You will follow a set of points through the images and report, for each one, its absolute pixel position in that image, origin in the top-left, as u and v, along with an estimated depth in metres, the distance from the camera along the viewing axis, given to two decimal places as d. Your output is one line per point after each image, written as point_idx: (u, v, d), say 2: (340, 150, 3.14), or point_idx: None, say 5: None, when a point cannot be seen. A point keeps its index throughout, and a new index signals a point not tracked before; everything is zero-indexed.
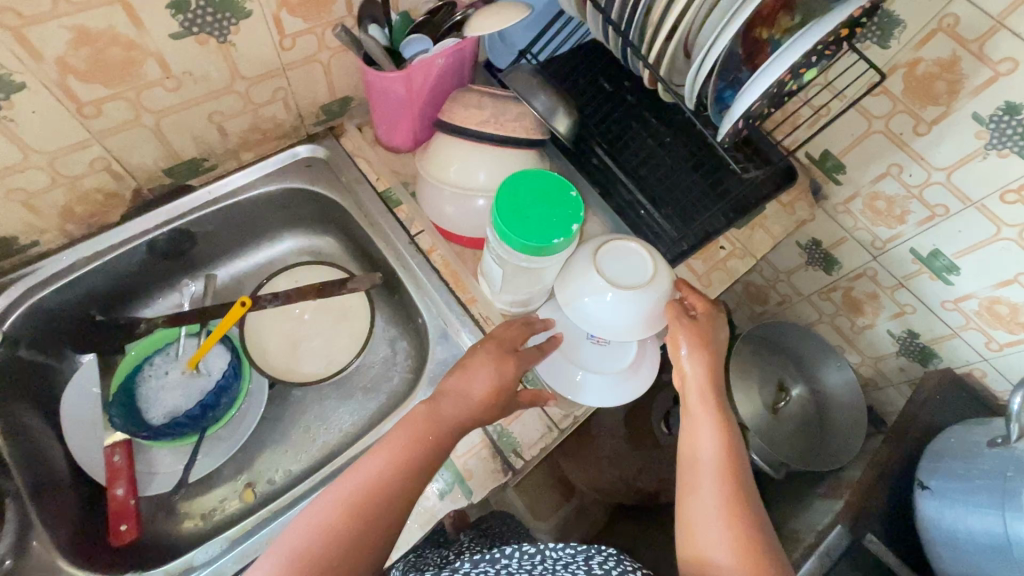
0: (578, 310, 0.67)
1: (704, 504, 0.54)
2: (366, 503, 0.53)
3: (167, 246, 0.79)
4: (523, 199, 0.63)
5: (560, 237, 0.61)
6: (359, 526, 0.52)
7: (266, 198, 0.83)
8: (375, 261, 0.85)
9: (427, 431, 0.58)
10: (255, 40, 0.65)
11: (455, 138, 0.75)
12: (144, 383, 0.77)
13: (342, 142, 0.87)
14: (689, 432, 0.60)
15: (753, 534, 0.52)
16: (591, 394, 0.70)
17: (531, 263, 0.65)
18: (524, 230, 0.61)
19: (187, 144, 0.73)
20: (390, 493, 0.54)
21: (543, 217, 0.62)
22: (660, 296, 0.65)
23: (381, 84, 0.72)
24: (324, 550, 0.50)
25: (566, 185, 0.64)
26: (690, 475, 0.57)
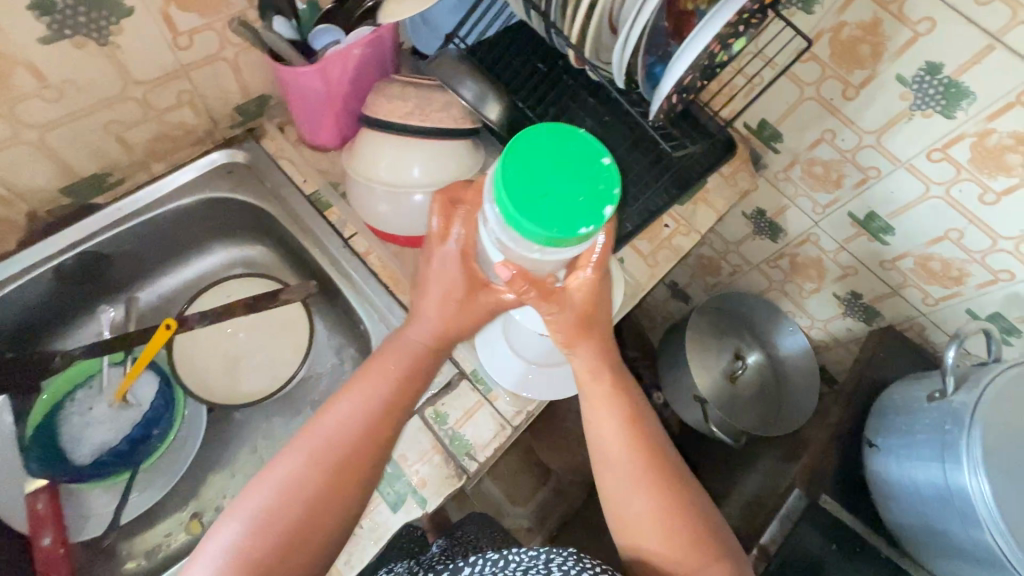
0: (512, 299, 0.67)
1: (622, 485, 0.54)
2: (333, 454, 0.51)
3: (76, 270, 0.72)
4: (537, 167, 0.46)
5: (582, 226, 0.45)
6: (330, 477, 0.50)
7: (184, 211, 0.77)
8: (310, 267, 0.81)
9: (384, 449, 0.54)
10: (144, 40, 0.60)
11: (382, 134, 0.71)
12: (66, 422, 0.73)
13: (263, 144, 0.81)
14: (590, 415, 0.57)
15: (673, 502, 0.53)
16: (551, 388, 0.69)
17: (547, 256, 0.49)
18: (540, 213, 0.44)
19: (84, 159, 0.66)
20: (358, 441, 0.52)
21: (567, 197, 0.45)
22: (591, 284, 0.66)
23: (295, 80, 0.67)
24: (295, 510, 0.48)
25: (593, 150, 0.46)
26: (603, 458, 0.56)
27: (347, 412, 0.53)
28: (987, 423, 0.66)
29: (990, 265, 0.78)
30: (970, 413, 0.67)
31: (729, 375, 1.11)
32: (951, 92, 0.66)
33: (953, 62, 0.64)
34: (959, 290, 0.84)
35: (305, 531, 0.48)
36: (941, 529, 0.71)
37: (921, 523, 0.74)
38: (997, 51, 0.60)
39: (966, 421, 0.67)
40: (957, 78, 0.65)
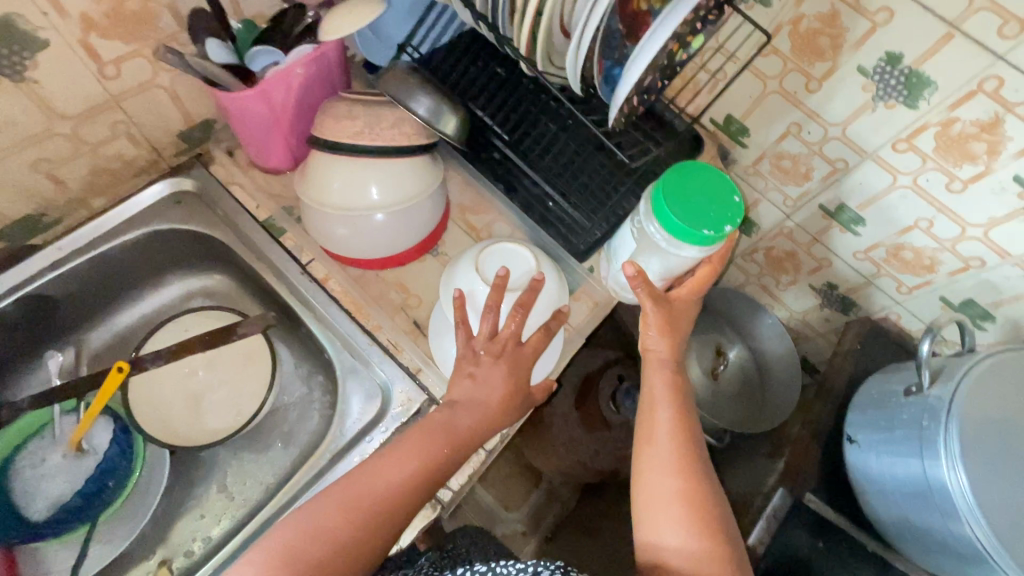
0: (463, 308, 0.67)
1: (659, 459, 0.57)
2: (367, 502, 0.54)
3: (20, 316, 0.69)
4: (687, 188, 0.62)
5: (711, 229, 0.61)
6: (361, 525, 0.53)
7: (131, 247, 0.73)
8: (270, 295, 0.78)
9: (362, 501, 0.54)
10: (65, 73, 0.56)
11: (332, 155, 0.68)
12: (18, 477, 0.69)
13: (212, 169, 0.77)
14: (650, 394, 0.62)
15: (700, 485, 0.55)
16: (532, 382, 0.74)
17: (671, 250, 0.65)
18: (683, 214, 0.61)
19: (14, 200, 0.63)
20: (393, 496, 0.56)
21: (702, 209, 0.61)
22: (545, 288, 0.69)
23: (236, 105, 0.64)
24: (318, 550, 0.51)
25: (732, 188, 0.63)
26: (650, 434, 0.59)
27: (384, 463, 0.57)
28: (964, 418, 0.66)
29: (960, 253, 0.77)
30: (946, 409, 0.66)
31: (711, 371, 1.12)
32: (913, 82, 0.65)
33: (913, 52, 0.62)
34: (931, 278, 0.84)
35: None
36: (924, 524, 0.70)
37: (903, 518, 0.73)
38: (956, 39, 0.59)
39: (942, 416, 0.66)
40: (917, 68, 0.63)
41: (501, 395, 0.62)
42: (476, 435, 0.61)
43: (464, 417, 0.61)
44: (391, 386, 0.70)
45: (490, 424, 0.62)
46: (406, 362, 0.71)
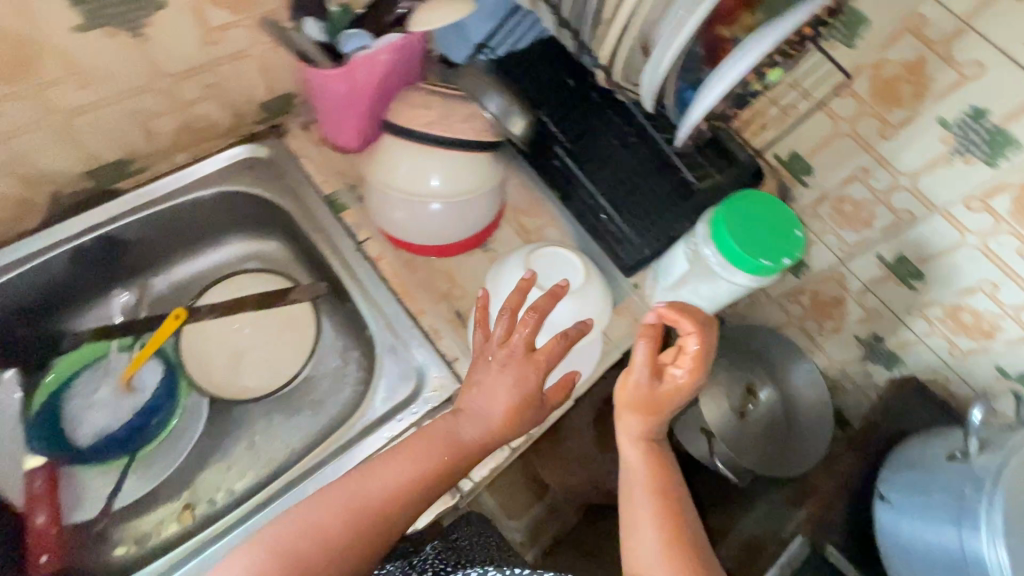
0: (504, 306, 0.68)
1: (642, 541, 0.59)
2: (370, 501, 0.58)
3: (96, 253, 0.73)
4: (750, 216, 0.62)
5: (770, 259, 0.61)
6: (360, 522, 0.57)
7: (202, 203, 0.78)
8: (322, 267, 0.80)
9: (361, 505, 0.58)
10: (174, 34, 0.60)
11: (402, 141, 0.71)
12: (69, 403, 0.73)
13: (286, 140, 0.80)
14: (632, 473, 0.64)
15: (681, 529, 0.60)
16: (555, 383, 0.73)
17: (724, 274, 0.65)
18: (744, 240, 0.61)
19: (109, 146, 0.68)
20: (394, 499, 0.59)
21: (764, 238, 0.61)
22: (585, 297, 0.70)
23: (322, 82, 0.68)
24: (317, 546, 0.55)
25: (795, 222, 0.62)
26: (633, 515, 0.61)
27: (384, 470, 0.60)
28: (1011, 492, 0.63)
29: None
30: (993, 480, 0.64)
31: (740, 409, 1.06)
32: (996, 141, 0.63)
33: (1000, 109, 0.61)
34: (989, 345, 0.80)
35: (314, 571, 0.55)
36: None
37: None
38: None
39: (987, 487, 0.64)
40: (1003, 127, 0.62)
41: (507, 408, 0.61)
42: (505, 427, 0.62)
43: (472, 425, 0.62)
44: (426, 370, 0.71)
45: (493, 437, 0.62)
46: (444, 349, 0.73)
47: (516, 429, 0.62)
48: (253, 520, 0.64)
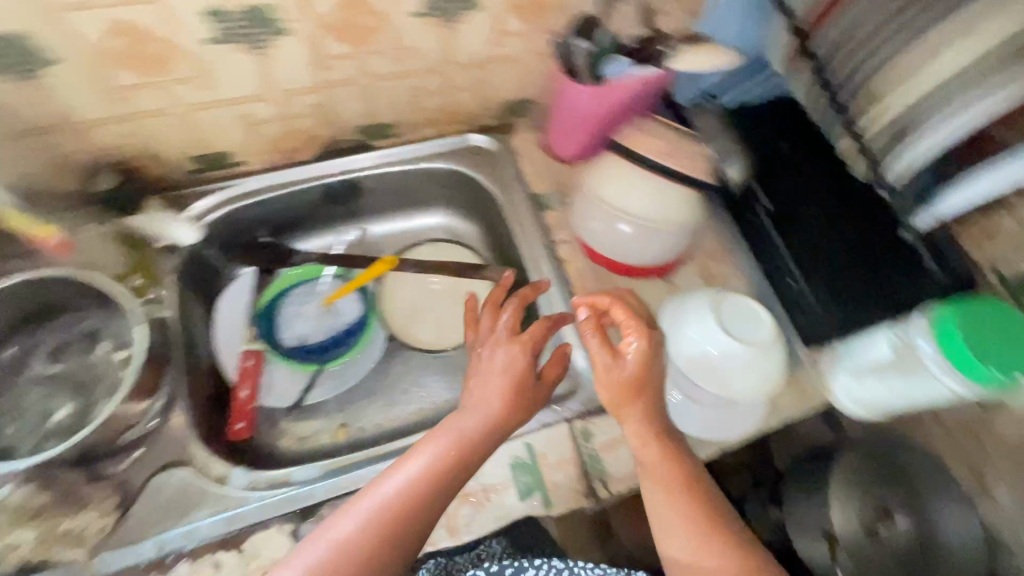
0: (677, 335, 0.71)
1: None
2: (392, 511, 0.55)
3: (336, 191, 0.86)
4: (988, 324, 0.58)
5: (1005, 372, 0.56)
6: (390, 529, 0.54)
7: (432, 173, 0.88)
8: (508, 254, 0.88)
9: (384, 518, 0.55)
10: (477, 31, 0.70)
11: (625, 162, 0.76)
12: (285, 307, 0.85)
13: (511, 139, 0.90)
14: (664, 499, 0.59)
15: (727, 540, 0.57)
16: (692, 423, 0.72)
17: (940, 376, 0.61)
18: (977, 345, 0.57)
19: (386, 109, 0.79)
20: (418, 500, 0.56)
21: (1002, 349, 0.57)
22: (758, 355, 0.67)
23: (572, 95, 0.75)
24: (353, 560, 0.53)
25: None
26: (685, 553, 0.57)
27: (400, 478, 0.57)
28: None
29: None
30: None
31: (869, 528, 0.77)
32: None
33: None
34: None
35: None
36: None
37: None
38: None
39: None
40: None
41: (502, 392, 0.62)
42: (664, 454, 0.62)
43: (472, 418, 0.61)
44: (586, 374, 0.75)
45: (503, 422, 0.62)
46: None
47: (527, 405, 0.64)
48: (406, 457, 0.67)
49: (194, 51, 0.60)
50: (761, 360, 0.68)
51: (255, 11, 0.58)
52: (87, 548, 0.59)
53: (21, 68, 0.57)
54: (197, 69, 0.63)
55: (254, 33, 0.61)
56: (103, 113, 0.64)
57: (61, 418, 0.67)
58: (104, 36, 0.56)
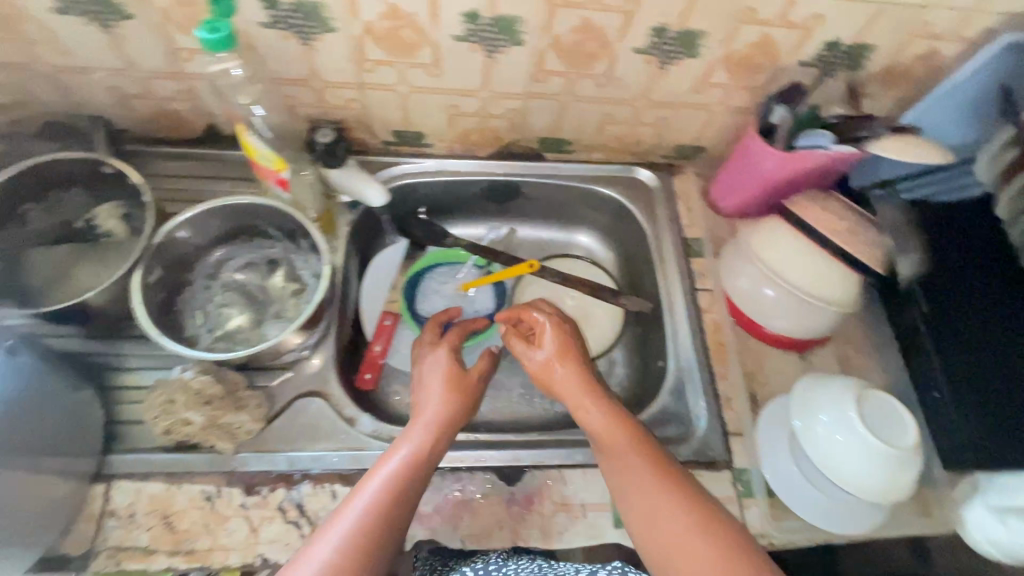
0: (807, 415, 0.70)
1: (681, 534, 0.53)
2: (370, 518, 0.53)
3: (499, 191, 0.92)
4: None
5: None
6: (373, 535, 0.52)
7: (590, 194, 0.92)
8: (642, 288, 0.90)
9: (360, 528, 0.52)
10: (684, 76, 0.73)
11: (792, 231, 0.76)
12: (426, 282, 0.91)
13: (674, 180, 0.92)
14: (625, 472, 0.59)
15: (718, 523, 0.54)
16: (803, 506, 0.70)
17: None
18: None
19: (570, 128, 0.84)
20: (393, 499, 0.55)
21: None
22: (890, 460, 0.65)
23: (757, 154, 0.76)
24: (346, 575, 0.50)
25: None
26: (651, 513, 0.56)
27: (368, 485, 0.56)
28: None
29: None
30: None
31: None
32: None
33: None
34: None
35: None
36: None
37: None
38: None
39: None
40: None
41: (455, 396, 0.65)
42: None
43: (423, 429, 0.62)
44: (701, 426, 0.75)
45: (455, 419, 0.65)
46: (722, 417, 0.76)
47: (469, 393, 0.67)
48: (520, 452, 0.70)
49: (440, 45, 0.68)
50: (893, 467, 0.65)
51: (503, 21, 0.65)
52: (235, 444, 0.67)
53: (305, 32, 0.65)
54: (435, 59, 0.70)
55: (494, 40, 0.67)
56: (343, 79, 0.73)
57: (236, 326, 0.75)
58: (376, 18, 0.64)
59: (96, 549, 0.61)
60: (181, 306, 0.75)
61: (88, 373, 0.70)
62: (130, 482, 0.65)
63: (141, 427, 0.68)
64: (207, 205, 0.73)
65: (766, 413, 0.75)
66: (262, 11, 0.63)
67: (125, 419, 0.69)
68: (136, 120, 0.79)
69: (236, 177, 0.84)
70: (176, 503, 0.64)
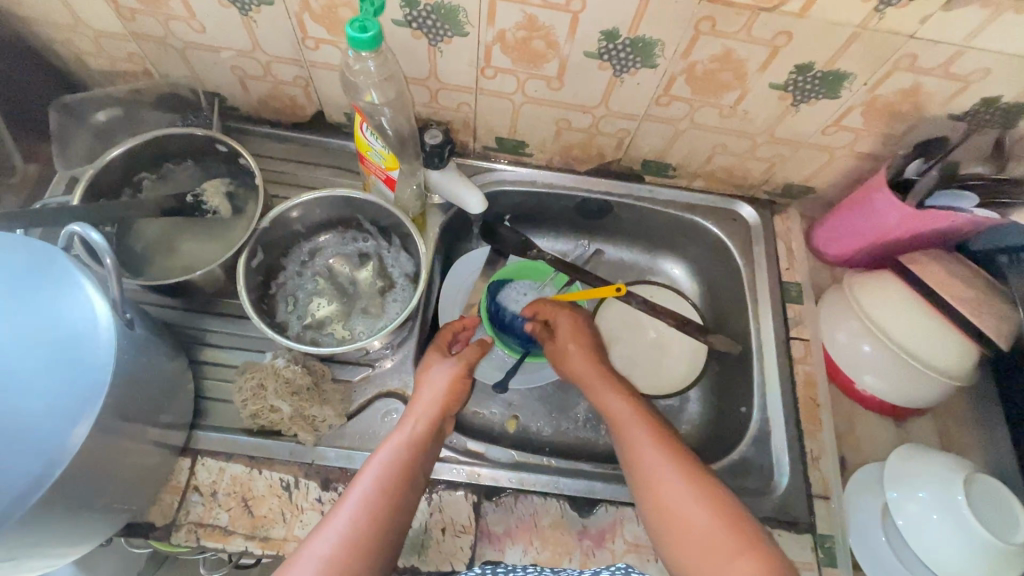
0: (904, 488, 0.66)
1: (675, 495, 0.59)
2: (376, 497, 0.57)
3: (590, 208, 0.89)
4: None
5: None
6: (383, 505, 0.57)
7: (685, 223, 0.88)
8: (729, 327, 0.86)
9: (370, 503, 0.56)
10: (815, 116, 0.69)
11: (908, 290, 0.72)
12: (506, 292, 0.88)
13: (775, 219, 0.88)
14: (628, 443, 0.65)
15: (724, 505, 0.58)
16: None
17: None
18: None
19: (678, 154, 0.81)
20: (389, 489, 0.58)
21: None
22: (996, 554, 0.61)
23: (879, 207, 0.72)
24: (350, 566, 0.52)
25: None
26: (648, 477, 0.62)
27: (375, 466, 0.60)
28: None
29: None
30: None
31: None
32: None
33: None
34: None
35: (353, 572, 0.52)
36: None
37: None
38: None
39: None
40: None
41: (443, 393, 0.68)
42: None
43: (413, 421, 0.65)
44: (783, 483, 0.72)
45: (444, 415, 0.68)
46: (806, 477, 0.72)
47: (455, 388, 0.70)
48: (597, 484, 0.69)
49: (569, 59, 0.65)
50: (997, 560, 0.61)
51: (641, 42, 0.62)
52: (315, 437, 0.67)
53: (436, 35, 0.64)
54: (560, 73, 0.68)
55: (626, 60, 0.65)
56: (461, 82, 0.71)
57: (324, 316, 0.75)
58: (511, 27, 0.62)
59: (178, 522, 0.63)
60: (275, 290, 0.75)
61: (182, 345, 0.72)
62: (214, 460, 0.66)
63: (228, 406, 0.69)
64: (317, 193, 0.73)
65: (855, 480, 0.72)
66: (400, 11, 0.62)
67: (211, 395, 0.70)
68: (249, 100, 0.80)
69: (336, 165, 0.84)
70: (255, 488, 0.64)
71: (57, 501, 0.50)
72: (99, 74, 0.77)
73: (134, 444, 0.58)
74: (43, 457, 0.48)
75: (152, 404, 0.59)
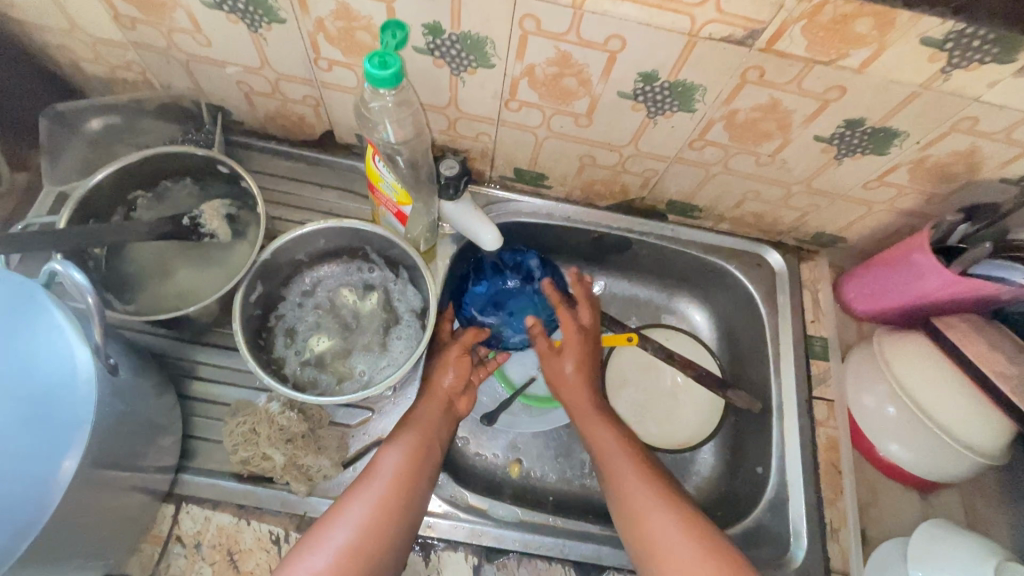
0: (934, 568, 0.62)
1: (648, 502, 0.62)
2: (396, 476, 0.59)
3: (609, 244, 0.85)
4: None
5: None
6: (406, 481, 0.59)
7: (708, 265, 0.84)
8: (748, 379, 0.82)
9: (400, 476, 0.59)
10: (858, 170, 0.65)
11: (942, 356, 0.67)
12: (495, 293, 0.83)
13: (802, 266, 0.83)
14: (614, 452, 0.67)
15: (696, 525, 0.60)
16: None
17: None
18: None
19: (707, 196, 0.77)
20: (413, 466, 0.60)
21: None
22: None
23: (917, 267, 0.68)
24: (381, 533, 0.55)
25: None
26: (622, 490, 0.64)
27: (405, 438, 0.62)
28: None
29: None
30: None
31: None
32: None
33: None
34: None
35: (383, 540, 0.55)
36: None
37: None
38: None
39: None
40: None
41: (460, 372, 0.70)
42: None
43: (429, 401, 0.67)
44: (796, 554, 0.69)
45: (452, 393, 0.69)
46: (822, 550, 0.69)
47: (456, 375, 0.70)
48: (607, 549, 0.66)
49: (601, 98, 0.61)
50: None
51: (681, 86, 0.57)
52: (307, 487, 0.63)
53: (459, 64, 0.60)
54: (589, 110, 0.63)
55: (664, 103, 0.60)
56: (482, 112, 0.67)
57: (324, 351, 0.71)
58: (543, 62, 0.57)
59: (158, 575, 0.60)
60: (274, 323, 0.71)
61: (171, 377, 0.68)
62: (199, 508, 0.62)
63: (217, 447, 0.65)
64: (323, 224, 0.68)
65: (878, 555, 0.68)
66: (422, 38, 0.57)
67: (199, 434, 0.66)
68: (255, 115, 0.75)
69: (343, 187, 0.79)
70: (242, 541, 0.61)
71: (28, 570, 0.46)
72: (94, 81, 0.72)
73: (114, 498, 0.53)
74: (11, 528, 0.43)
75: (135, 455, 0.55)
